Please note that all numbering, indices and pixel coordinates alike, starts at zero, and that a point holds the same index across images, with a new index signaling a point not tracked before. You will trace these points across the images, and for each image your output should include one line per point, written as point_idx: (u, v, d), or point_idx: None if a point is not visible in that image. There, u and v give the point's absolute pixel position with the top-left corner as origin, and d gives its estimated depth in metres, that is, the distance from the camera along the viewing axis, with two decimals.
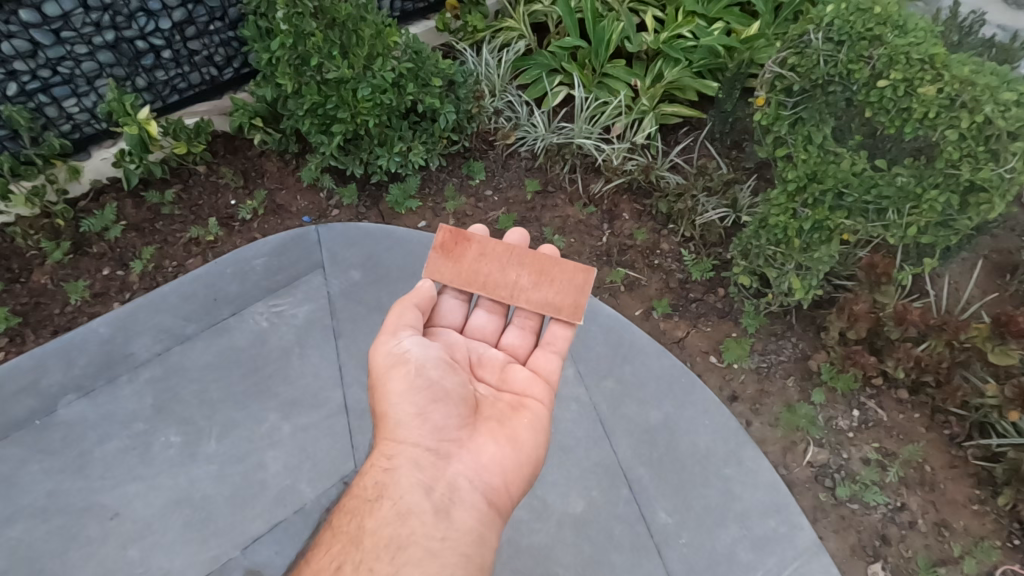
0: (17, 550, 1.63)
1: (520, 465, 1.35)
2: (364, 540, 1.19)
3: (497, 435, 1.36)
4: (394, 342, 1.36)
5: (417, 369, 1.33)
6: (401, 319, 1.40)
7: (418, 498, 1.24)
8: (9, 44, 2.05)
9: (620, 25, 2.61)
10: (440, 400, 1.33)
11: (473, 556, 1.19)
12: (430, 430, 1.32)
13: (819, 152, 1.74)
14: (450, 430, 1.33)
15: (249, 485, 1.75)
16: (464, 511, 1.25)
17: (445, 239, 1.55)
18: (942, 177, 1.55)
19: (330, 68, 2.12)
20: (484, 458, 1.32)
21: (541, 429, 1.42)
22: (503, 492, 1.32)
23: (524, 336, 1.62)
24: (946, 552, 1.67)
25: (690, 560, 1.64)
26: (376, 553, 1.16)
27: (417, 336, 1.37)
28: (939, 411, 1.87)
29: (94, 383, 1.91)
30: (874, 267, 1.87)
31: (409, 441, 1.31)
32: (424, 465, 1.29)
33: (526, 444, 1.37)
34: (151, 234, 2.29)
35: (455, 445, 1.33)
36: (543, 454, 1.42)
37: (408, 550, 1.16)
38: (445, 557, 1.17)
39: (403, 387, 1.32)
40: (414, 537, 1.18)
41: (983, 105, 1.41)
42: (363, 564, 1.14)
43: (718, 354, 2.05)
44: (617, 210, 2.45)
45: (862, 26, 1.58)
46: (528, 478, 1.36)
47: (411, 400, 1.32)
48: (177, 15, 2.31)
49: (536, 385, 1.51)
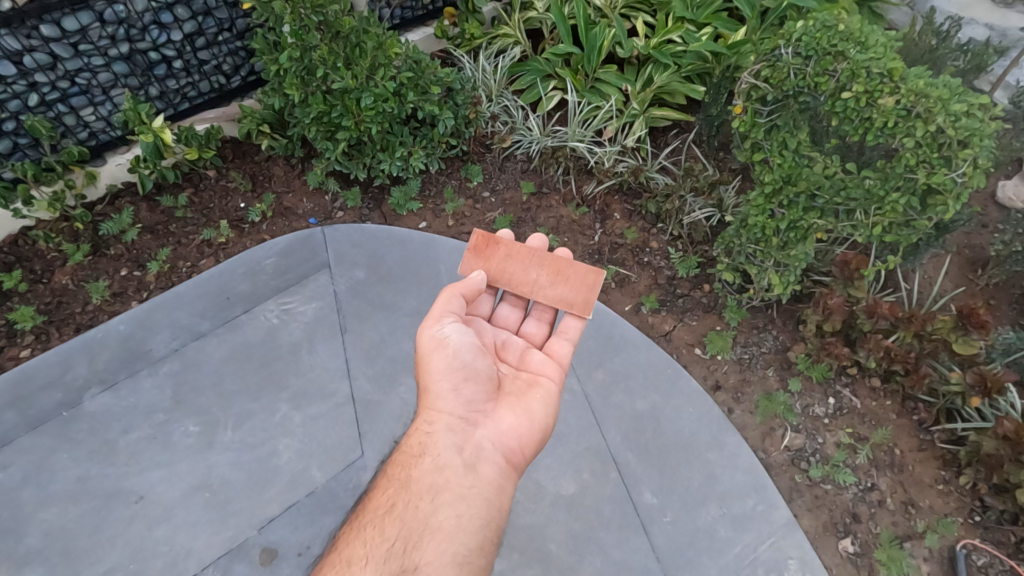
0: (50, 531, 1.76)
1: (537, 434, 1.48)
2: (410, 484, 1.34)
3: (516, 407, 1.48)
4: (435, 329, 1.46)
5: (454, 353, 1.43)
6: (441, 307, 1.49)
7: (453, 455, 1.37)
8: (32, 58, 2.16)
9: (611, 32, 2.72)
10: (472, 378, 1.45)
11: (497, 502, 1.35)
12: (461, 404, 1.43)
13: (794, 157, 1.89)
14: (479, 403, 1.45)
15: (263, 470, 1.88)
16: (490, 466, 1.38)
17: (477, 242, 1.66)
18: (902, 181, 1.69)
19: (335, 79, 2.25)
20: (507, 427, 1.44)
21: (553, 402, 1.55)
22: (521, 454, 1.45)
23: (541, 326, 1.77)
24: (911, 528, 1.80)
25: (673, 536, 1.77)
26: (420, 495, 1.31)
27: (456, 324, 1.47)
28: (909, 398, 2.01)
29: (117, 376, 2.03)
30: (848, 264, 2.02)
31: (444, 409, 1.42)
32: (457, 429, 1.40)
33: (540, 415, 1.50)
34: (165, 236, 2.41)
35: (482, 416, 1.45)
36: (553, 426, 1.54)
37: (443, 494, 1.31)
38: (472, 500, 1.31)
39: (441, 368, 1.43)
40: (449, 483, 1.32)
41: (936, 116, 1.55)
42: (410, 502, 1.30)
43: (703, 346, 2.18)
44: (609, 211, 2.57)
45: (828, 42, 1.72)
46: (540, 444, 1.50)
47: (449, 377, 1.43)
48: (187, 27, 2.44)
49: (551, 366, 1.63)
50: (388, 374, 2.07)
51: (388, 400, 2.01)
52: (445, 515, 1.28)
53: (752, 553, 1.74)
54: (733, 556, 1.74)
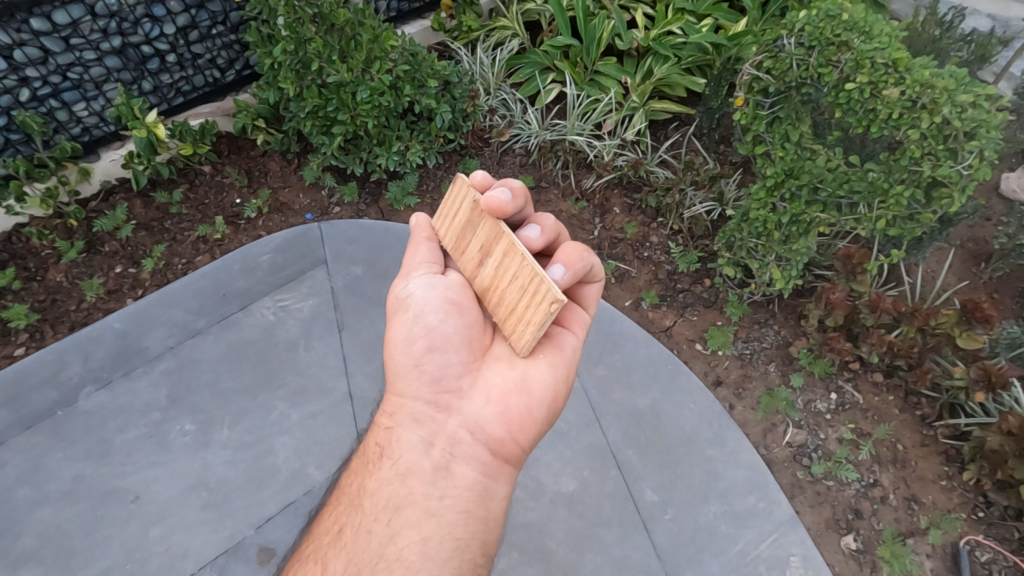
0: (46, 531, 1.74)
1: (531, 409, 1.31)
2: (364, 502, 1.23)
3: (503, 374, 1.33)
4: (401, 287, 1.42)
5: (417, 316, 1.36)
6: (409, 264, 1.44)
7: (418, 454, 1.25)
8: (22, 52, 2.14)
9: (610, 23, 2.68)
10: (438, 346, 1.33)
11: (475, 512, 1.21)
12: (429, 380, 1.33)
13: (796, 150, 1.87)
14: (451, 378, 1.33)
15: (260, 469, 1.86)
16: (464, 466, 1.25)
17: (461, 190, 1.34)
18: (907, 174, 1.68)
19: (330, 72, 2.22)
20: (486, 404, 1.30)
21: (558, 366, 1.37)
22: (508, 443, 1.30)
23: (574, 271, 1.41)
24: (914, 524, 1.78)
25: (675, 533, 1.75)
26: (375, 515, 1.19)
27: (421, 278, 1.40)
28: (912, 393, 1.99)
29: (112, 374, 2.01)
30: (850, 258, 1.98)
31: (408, 396, 1.33)
32: (424, 420, 1.30)
33: (537, 382, 1.33)
34: (160, 233, 2.38)
35: (454, 396, 1.32)
36: (560, 391, 1.36)
37: (405, 511, 1.18)
38: (443, 516, 1.18)
39: (401, 339, 1.36)
40: (412, 497, 1.20)
41: (942, 107, 1.54)
42: (362, 526, 1.18)
43: (704, 342, 2.15)
44: (608, 205, 2.54)
45: (831, 33, 1.70)
46: (541, 419, 1.32)
47: (411, 351, 1.35)
48: (180, 21, 2.39)
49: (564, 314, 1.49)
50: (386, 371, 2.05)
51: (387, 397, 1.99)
52: (407, 539, 1.14)
53: (753, 550, 1.73)
54: (734, 554, 1.73)
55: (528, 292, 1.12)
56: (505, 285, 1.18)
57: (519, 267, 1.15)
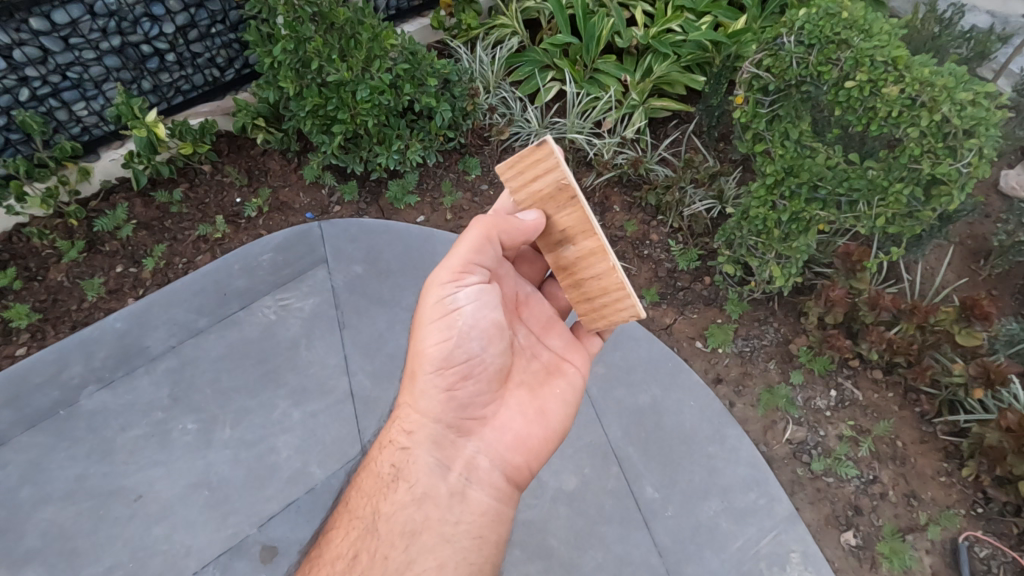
0: (50, 529, 1.75)
1: (545, 439, 1.41)
2: (379, 527, 1.26)
3: (525, 408, 1.41)
4: (445, 293, 1.30)
5: (461, 338, 1.30)
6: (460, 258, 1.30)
7: (436, 479, 1.31)
8: (21, 52, 2.14)
9: (610, 20, 2.68)
10: (472, 375, 1.33)
11: (487, 537, 1.29)
12: (455, 406, 1.34)
13: (796, 148, 1.88)
14: (476, 407, 1.36)
15: (262, 468, 1.86)
16: (479, 491, 1.32)
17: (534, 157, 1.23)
18: (906, 171, 1.69)
19: (329, 71, 2.21)
20: (508, 434, 1.38)
21: (572, 401, 1.46)
22: (521, 470, 1.39)
23: None
24: (914, 521, 1.79)
25: (676, 531, 1.76)
26: (391, 541, 1.23)
27: (470, 290, 1.31)
28: (911, 390, 2.00)
29: (113, 374, 2.02)
30: (849, 256, 1.98)
31: (432, 418, 1.33)
32: (442, 444, 1.33)
33: (554, 416, 1.43)
34: (160, 233, 2.38)
35: (478, 423, 1.36)
36: (568, 422, 1.47)
37: (422, 536, 1.24)
38: (457, 541, 1.25)
39: (439, 357, 1.30)
40: (428, 522, 1.26)
41: (941, 105, 1.54)
42: (379, 552, 1.21)
43: (704, 340, 2.16)
44: (608, 203, 2.54)
45: (830, 31, 1.71)
46: (553, 447, 1.43)
47: (444, 374, 1.31)
48: (179, 20, 2.39)
49: (577, 353, 1.53)
50: (386, 370, 2.05)
51: (387, 396, 2.00)
52: (424, 566, 1.20)
53: (753, 547, 1.74)
54: (734, 551, 1.74)
55: (612, 297, 1.26)
56: (586, 275, 1.28)
57: (604, 271, 1.25)
